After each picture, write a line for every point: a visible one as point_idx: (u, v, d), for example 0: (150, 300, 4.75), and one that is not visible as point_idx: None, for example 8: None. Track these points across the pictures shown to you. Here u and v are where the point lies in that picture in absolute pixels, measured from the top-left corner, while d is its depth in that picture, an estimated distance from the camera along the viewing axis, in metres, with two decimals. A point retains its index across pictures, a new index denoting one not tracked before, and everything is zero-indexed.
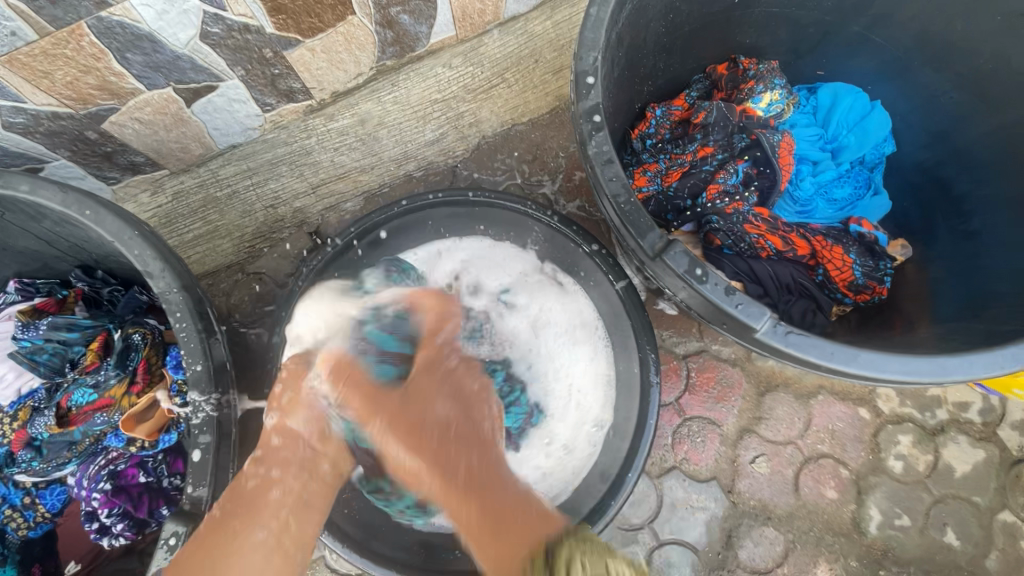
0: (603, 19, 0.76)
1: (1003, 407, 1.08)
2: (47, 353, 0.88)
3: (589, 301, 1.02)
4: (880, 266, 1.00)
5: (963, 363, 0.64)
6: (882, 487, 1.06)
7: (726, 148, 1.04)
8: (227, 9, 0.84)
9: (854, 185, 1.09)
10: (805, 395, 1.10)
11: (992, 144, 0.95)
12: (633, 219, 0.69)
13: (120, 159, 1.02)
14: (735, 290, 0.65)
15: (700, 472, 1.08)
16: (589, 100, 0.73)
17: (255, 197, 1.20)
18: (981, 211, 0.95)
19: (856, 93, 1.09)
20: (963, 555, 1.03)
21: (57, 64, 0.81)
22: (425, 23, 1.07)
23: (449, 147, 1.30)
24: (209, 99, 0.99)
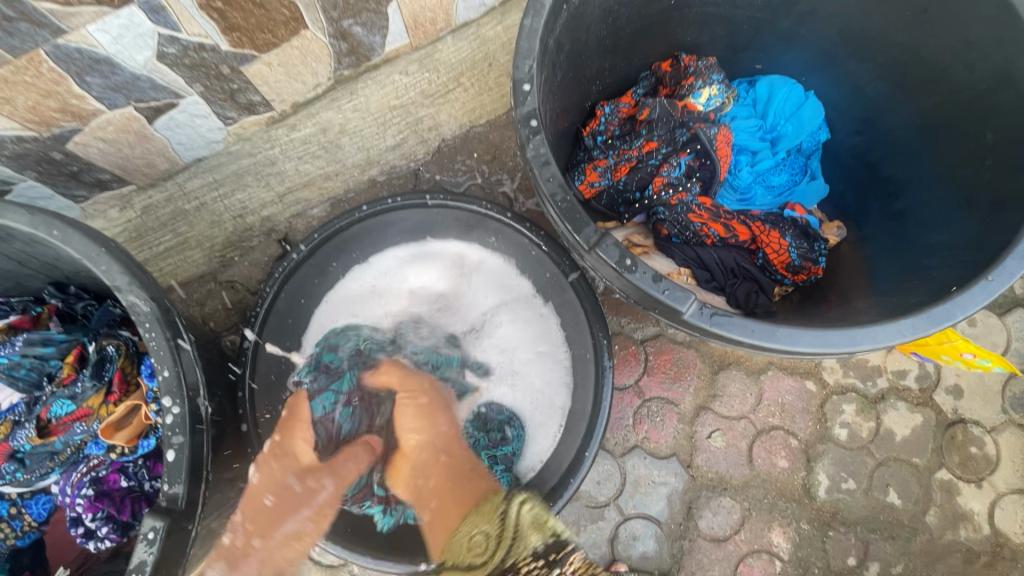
0: (537, 29, 0.81)
1: (937, 373, 1.16)
2: (24, 369, 0.90)
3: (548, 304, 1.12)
4: (814, 247, 1.07)
5: (871, 333, 0.71)
6: (830, 453, 1.14)
7: (669, 142, 1.09)
8: (182, 30, 0.88)
9: (790, 172, 1.16)
10: (756, 371, 1.17)
11: (911, 129, 1.02)
12: (569, 215, 0.75)
13: (87, 177, 1.06)
14: (662, 277, 0.71)
15: (660, 449, 1.14)
16: (526, 106, 0.78)
17: (223, 208, 1.25)
18: (903, 192, 1.03)
19: (791, 84, 1.16)
20: (905, 513, 1.11)
21: (17, 90, 0.84)
22: (379, 33, 1.12)
23: (410, 151, 1.38)
24: (171, 116, 1.03)
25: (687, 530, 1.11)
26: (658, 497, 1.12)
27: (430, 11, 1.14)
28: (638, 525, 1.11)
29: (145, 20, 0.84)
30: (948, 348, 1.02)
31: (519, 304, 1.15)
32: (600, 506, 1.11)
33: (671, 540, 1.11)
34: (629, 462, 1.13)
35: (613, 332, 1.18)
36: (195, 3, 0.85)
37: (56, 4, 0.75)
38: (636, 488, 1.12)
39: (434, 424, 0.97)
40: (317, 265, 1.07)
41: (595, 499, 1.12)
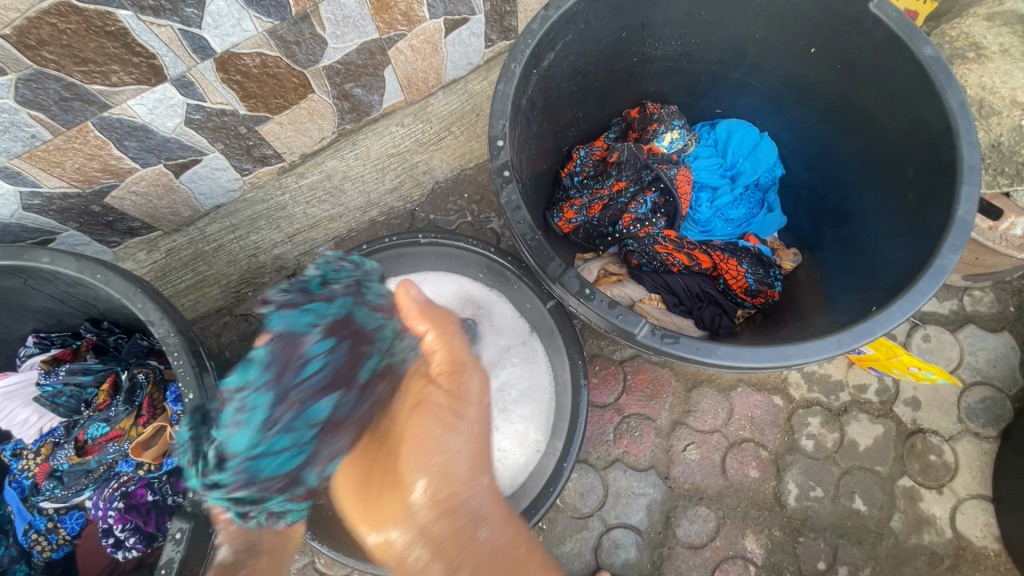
0: (509, 93, 0.94)
1: (896, 386, 1.25)
2: (65, 396, 1.03)
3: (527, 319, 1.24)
4: (770, 273, 1.19)
5: (802, 349, 0.81)
6: (798, 463, 1.22)
7: (636, 182, 1.22)
8: (206, 99, 1.02)
9: (748, 206, 1.29)
10: (726, 388, 1.26)
11: (851, 165, 1.14)
12: (537, 252, 0.87)
13: (120, 226, 1.20)
14: (616, 304, 0.83)
15: (639, 462, 1.22)
16: (500, 159, 0.91)
17: (239, 248, 1.39)
18: (848, 222, 1.14)
19: (746, 126, 1.29)
20: (870, 518, 1.19)
21: (67, 156, 0.98)
22: (377, 93, 1.27)
23: (406, 193, 1.53)
24: (195, 170, 1.17)
25: (666, 537, 1.19)
26: (639, 507, 1.20)
27: (422, 72, 1.29)
28: (620, 535, 1.19)
29: (176, 94, 0.98)
30: (897, 363, 1.12)
31: (521, 342, 1.24)
32: (585, 516, 1.20)
33: (651, 548, 1.18)
34: (611, 475, 1.22)
35: (593, 354, 1.29)
36: (218, 78, 1.00)
37: (104, 85, 0.90)
38: (617, 499, 1.20)
39: (470, 406, 0.77)
40: None
41: (579, 510, 1.20)
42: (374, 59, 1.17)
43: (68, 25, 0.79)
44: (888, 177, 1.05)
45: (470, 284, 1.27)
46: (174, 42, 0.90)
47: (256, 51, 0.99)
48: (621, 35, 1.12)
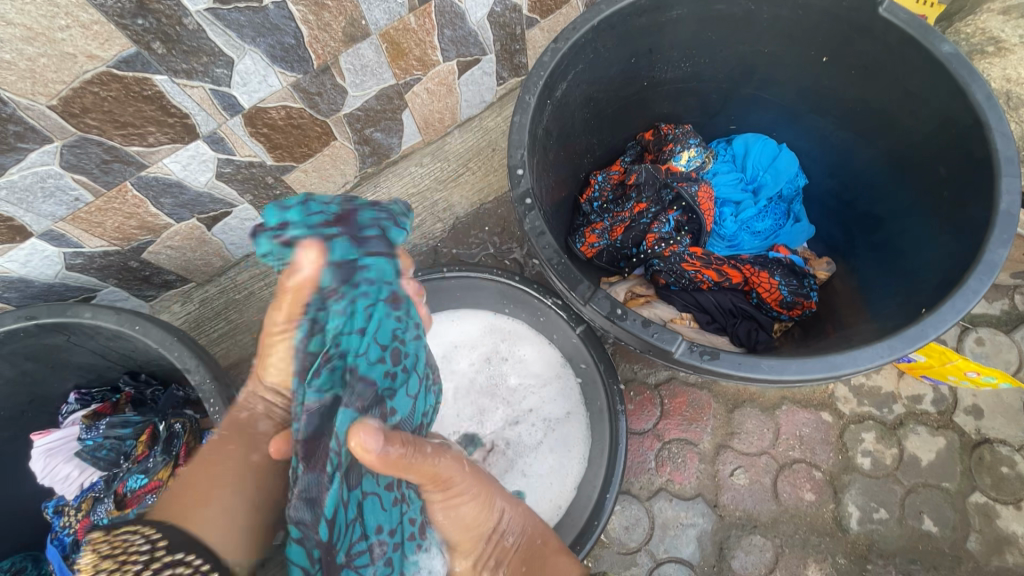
0: (525, 123, 0.96)
1: (953, 394, 1.18)
2: (105, 449, 1.05)
3: (556, 346, 1.21)
4: (804, 283, 1.16)
5: (851, 358, 0.77)
6: (856, 483, 1.15)
7: (657, 202, 1.21)
8: (236, 153, 1.07)
9: (774, 218, 1.26)
10: (770, 407, 1.21)
11: (876, 168, 1.12)
12: (564, 275, 0.86)
13: (156, 279, 1.24)
14: (650, 322, 0.81)
15: (685, 490, 1.16)
16: (520, 188, 0.92)
17: (268, 293, 1.41)
18: (881, 225, 1.10)
19: (764, 140, 1.28)
20: (943, 540, 1.10)
21: (107, 215, 1.03)
22: (396, 136, 1.31)
23: (428, 231, 1.51)
24: (226, 222, 1.21)
25: (721, 571, 1.12)
26: (689, 540, 1.14)
27: (438, 112, 1.33)
28: (672, 570, 1.12)
29: (208, 150, 1.03)
30: (952, 369, 1.07)
31: (546, 363, 1.22)
32: (632, 552, 1.14)
33: None
34: (656, 506, 1.16)
35: (627, 379, 1.25)
36: (247, 132, 1.05)
37: (141, 146, 0.95)
38: (665, 531, 1.14)
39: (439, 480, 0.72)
40: None
41: (626, 545, 1.14)
42: (391, 104, 1.21)
43: (110, 92, 0.85)
44: (919, 176, 1.02)
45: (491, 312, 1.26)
46: (206, 102, 0.95)
47: (281, 104, 1.04)
48: (630, 62, 1.14)
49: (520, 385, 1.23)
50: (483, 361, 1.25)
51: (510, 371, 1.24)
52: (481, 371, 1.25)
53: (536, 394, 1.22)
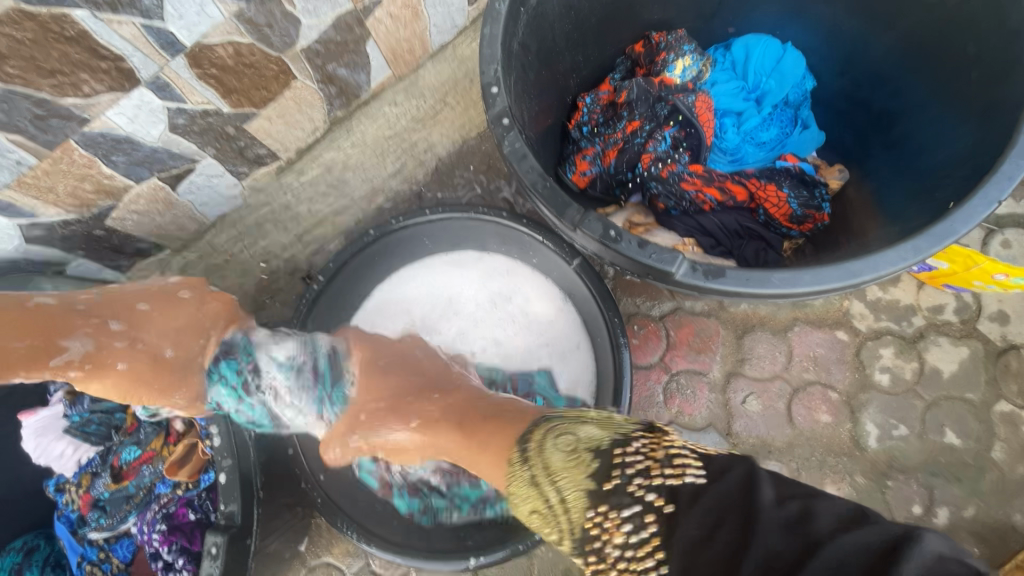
0: (497, 35, 0.85)
1: (977, 301, 1.11)
2: (94, 425, 1.02)
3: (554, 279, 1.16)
4: (816, 194, 1.08)
5: (871, 262, 0.70)
6: (874, 401, 1.10)
7: (651, 119, 1.11)
8: (187, 100, 0.98)
9: (779, 125, 1.16)
10: (782, 330, 1.15)
11: (894, 58, 1.00)
12: (551, 199, 0.78)
13: (128, 248, 1.17)
14: (647, 242, 0.74)
15: (696, 421, 1.12)
16: (496, 108, 0.83)
17: (249, 256, 1.34)
18: (900, 121, 1.00)
19: (766, 39, 1.15)
20: (967, 452, 1.06)
21: (58, 179, 0.95)
22: (363, 71, 1.20)
23: (410, 175, 1.45)
24: (191, 180, 1.13)
25: None
26: None
27: (406, 41, 1.22)
28: None
29: (154, 98, 0.94)
30: (978, 273, 1.00)
31: (548, 298, 1.18)
32: None
33: None
34: None
35: (630, 313, 1.19)
36: (194, 74, 0.95)
37: (77, 97, 0.86)
38: None
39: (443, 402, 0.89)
40: (339, 291, 1.12)
41: None
42: (353, 33, 1.10)
43: (26, 33, 0.76)
44: (944, 60, 0.91)
45: (484, 250, 1.21)
46: (139, 40, 0.85)
47: (228, 40, 0.94)
48: None
49: (518, 324, 1.19)
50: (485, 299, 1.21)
51: (510, 310, 1.20)
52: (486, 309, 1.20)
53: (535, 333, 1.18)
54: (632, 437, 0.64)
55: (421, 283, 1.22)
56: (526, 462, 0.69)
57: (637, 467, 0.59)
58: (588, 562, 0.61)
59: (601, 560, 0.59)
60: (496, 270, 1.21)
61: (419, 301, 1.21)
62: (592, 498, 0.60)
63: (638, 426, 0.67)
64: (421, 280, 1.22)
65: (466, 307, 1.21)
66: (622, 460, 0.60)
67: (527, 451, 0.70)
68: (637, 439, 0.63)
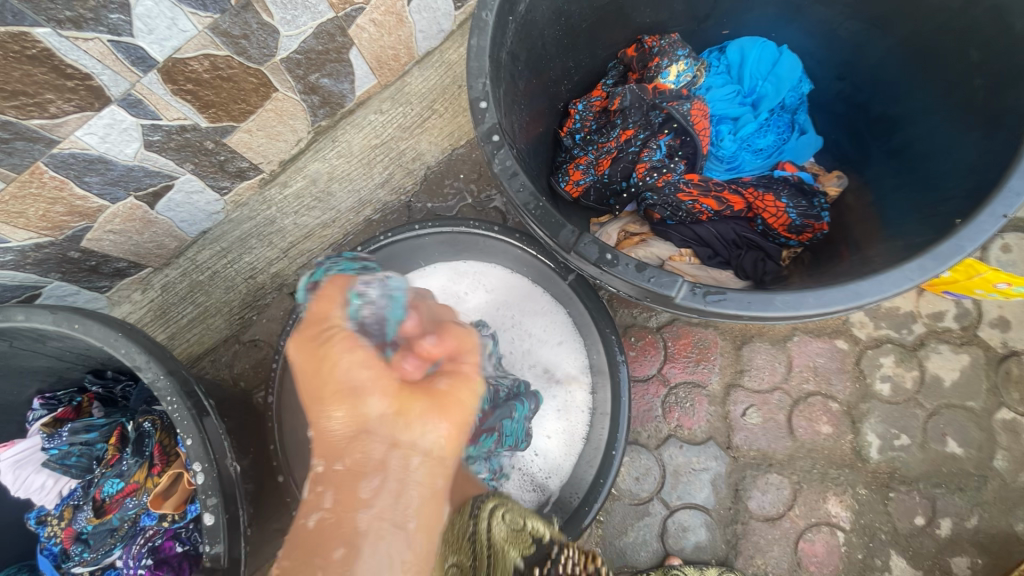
0: (485, 47, 0.81)
1: (977, 308, 1.10)
2: (74, 456, 0.96)
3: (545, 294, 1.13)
4: (815, 203, 1.05)
5: (876, 283, 0.67)
6: (875, 411, 1.08)
7: (646, 127, 1.08)
8: (162, 117, 0.94)
9: (776, 132, 1.13)
10: (781, 340, 1.13)
11: (893, 62, 0.98)
12: (544, 221, 0.75)
13: (106, 268, 1.13)
14: (645, 265, 0.71)
15: (696, 435, 1.10)
16: (485, 123, 0.79)
17: (234, 272, 1.30)
18: (901, 127, 0.97)
19: (762, 43, 1.12)
20: (969, 461, 1.05)
21: (28, 203, 0.91)
22: (346, 80, 1.16)
23: (398, 185, 1.39)
24: (169, 198, 1.09)
25: (738, 513, 1.07)
26: (704, 485, 1.08)
27: (391, 48, 1.18)
28: (687, 516, 1.07)
29: (126, 116, 0.90)
30: (980, 282, 0.99)
31: (542, 313, 1.14)
32: (645, 502, 1.08)
33: (723, 526, 1.07)
34: (666, 453, 1.10)
35: (627, 325, 1.16)
36: (168, 90, 0.91)
37: (43, 119, 0.82)
38: (678, 478, 1.09)
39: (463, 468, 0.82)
40: None
41: (638, 496, 1.09)
42: (335, 42, 1.05)
43: None
44: (943, 65, 0.89)
45: (462, 265, 1.18)
46: (108, 57, 0.81)
47: (202, 53, 0.89)
48: None
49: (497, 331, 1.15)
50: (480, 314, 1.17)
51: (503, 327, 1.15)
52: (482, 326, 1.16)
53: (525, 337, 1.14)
54: (567, 544, 0.65)
55: None
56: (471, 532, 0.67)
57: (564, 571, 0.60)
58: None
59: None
60: (470, 279, 1.17)
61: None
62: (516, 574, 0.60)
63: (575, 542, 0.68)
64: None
65: None
66: (557, 559, 0.61)
67: (453, 528, 0.68)
68: (573, 550, 0.63)
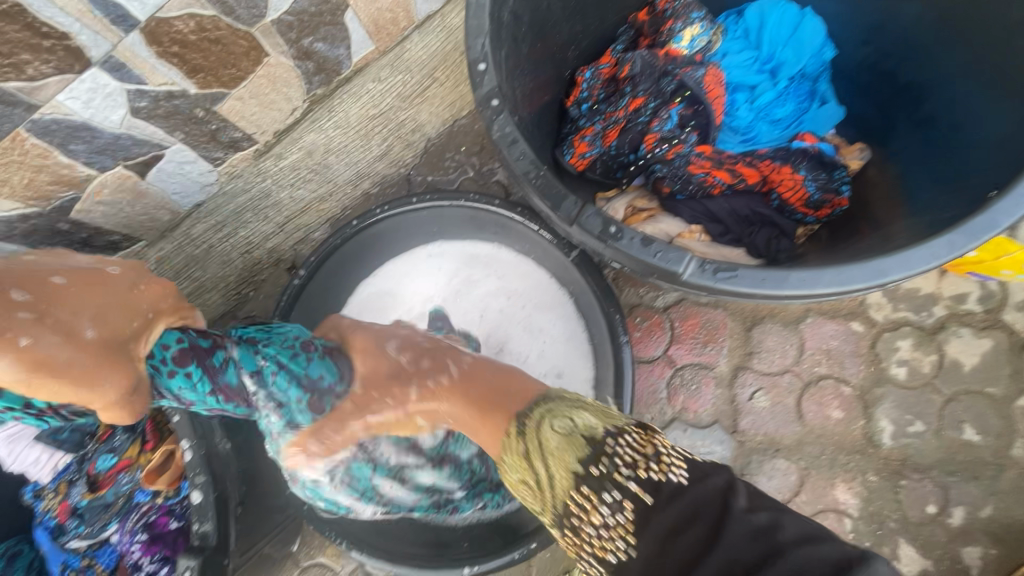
0: (484, 4, 0.76)
1: (1003, 290, 1.04)
2: (67, 432, 0.96)
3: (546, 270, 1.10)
4: (835, 177, 1.00)
5: (901, 260, 0.62)
6: (889, 396, 1.04)
7: (656, 95, 1.02)
8: (147, 81, 0.89)
9: (796, 101, 1.07)
10: (793, 322, 1.08)
11: (926, 24, 0.91)
12: (545, 191, 0.71)
13: (98, 241, 1.10)
14: (652, 240, 0.67)
15: (701, 418, 1.07)
16: (484, 87, 0.74)
17: (230, 247, 1.27)
18: (931, 96, 0.91)
19: (783, 5, 1.06)
20: (986, 449, 1.01)
21: (11, 171, 0.88)
22: (342, 45, 1.10)
23: (398, 158, 1.35)
24: (160, 167, 1.06)
25: None
26: None
27: (389, 11, 1.12)
28: None
29: (110, 80, 0.85)
30: (1008, 263, 0.93)
31: (544, 290, 1.10)
32: None
33: None
34: (670, 436, 1.07)
35: (632, 305, 1.12)
36: (153, 52, 0.86)
37: (22, 81, 0.78)
38: None
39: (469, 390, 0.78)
40: (324, 285, 1.06)
41: None
42: (328, 3, 0.99)
43: None
44: (980, 27, 0.82)
45: (472, 244, 1.14)
46: (87, 15, 0.77)
47: (187, 12, 0.84)
48: None
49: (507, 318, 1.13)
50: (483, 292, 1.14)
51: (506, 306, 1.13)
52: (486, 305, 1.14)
53: (536, 326, 1.11)
54: (621, 425, 0.62)
55: (413, 273, 1.15)
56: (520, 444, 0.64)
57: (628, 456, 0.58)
58: (561, 528, 0.61)
59: (574, 539, 0.60)
60: (475, 261, 1.14)
61: (406, 305, 1.14)
62: (577, 484, 0.58)
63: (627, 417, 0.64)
64: (406, 277, 1.15)
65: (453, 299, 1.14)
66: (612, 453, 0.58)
67: (507, 454, 0.67)
68: (629, 432, 0.60)
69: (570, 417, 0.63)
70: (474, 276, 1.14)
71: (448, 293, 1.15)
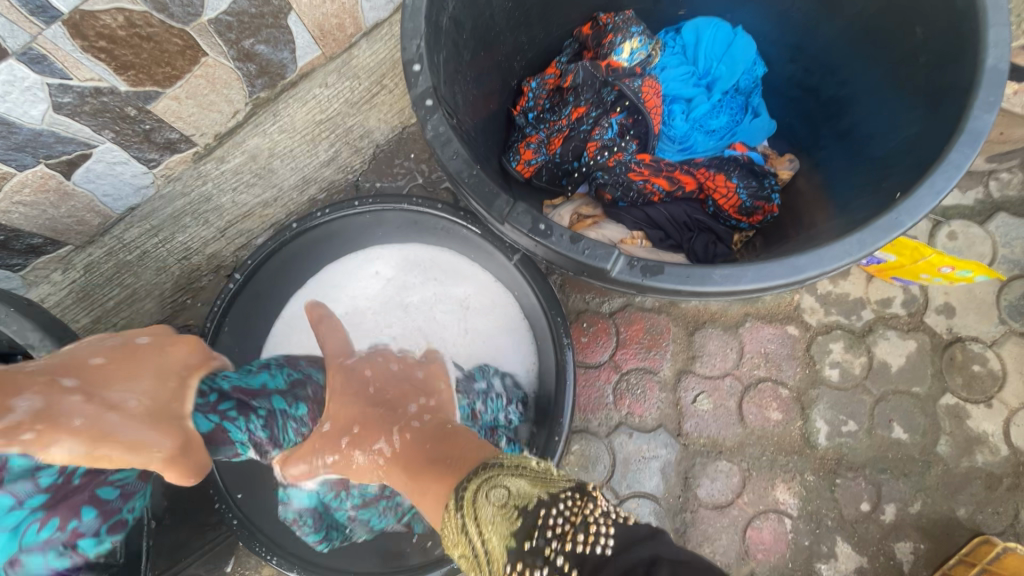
0: (420, 7, 0.77)
1: (924, 294, 1.10)
2: None
3: (487, 270, 1.11)
4: (765, 184, 1.03)
5: (815, 258, 0.65)
6: (824, 397, 1.08)
7: (598, 105, 1.06)
8: (72, 76, 0.86)
9: (730, 113, 1.11)
10: (732, 326, 1.11)
11: (843, 44, 0.96)
12: (477, 190, 0.71)
13: (18, 244, 1.04)
14: (580, 237, 0.68)
15: (646, 422, 1.08)
16: (419, 88, 0.75)
17: (167, 252, 1.23)
18: (851, 109, 0.96)
19: (716, 23, 1.10)
20: (914, 447, 1.05)
21: None
22: (285, 49, 1.09)
23: (346, 163, 1.36)
24: (88, 168, 1.01)
25: (687, 501, 1.05)
26: (653, 472, 1.06)
27: (334, 17, 1.11)
28: (635, 505, 1.05)
29: (29, 72, 0.82)
30: (925, 266, 0.98)
31: (485, 292, 1.12)
32: None
33: (672, 515, 1.05)
34: (616, 441, 1.07)
35: (579, 310, 1.13)
36: (77, 47, 0.83)
37: None
38: (627, 466, 1.06)
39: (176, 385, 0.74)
40: (262, 286, 1.04)
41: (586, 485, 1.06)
42: (270, 5, 0.98)
43: None
44: (888, 46, 0.88)
45: (411, 247, 1.15)
46: (2, 4, 0.73)
47: (114, 7, 0.82)
48: None
49: (449, 322, 1.13)
50: (422, 299, 1.14)
51: (441, 314, 1.14)
52: (422, 311, 1.14)
53: (470, 329, 1.12)
54: (561, 489, 0.57)
55: (353, 279, 1.14)
56: (451, 492, 0.59)
57: (575, 529, 0.52)
58: None
59: None
60: (418, 266, 1.15)
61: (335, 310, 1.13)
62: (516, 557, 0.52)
63: (567, 481, 0.58)
64: (341, 286, 1.14)
65: (387, 310, 1.14)
66: (551, 516, 0.53)
67: (448, 532, 0.58)
68: (568, 496, 0.55)
69: (503, 485, 0.57)
70: (413, 281, 1.15)
71: (384, 302, 1.15)
